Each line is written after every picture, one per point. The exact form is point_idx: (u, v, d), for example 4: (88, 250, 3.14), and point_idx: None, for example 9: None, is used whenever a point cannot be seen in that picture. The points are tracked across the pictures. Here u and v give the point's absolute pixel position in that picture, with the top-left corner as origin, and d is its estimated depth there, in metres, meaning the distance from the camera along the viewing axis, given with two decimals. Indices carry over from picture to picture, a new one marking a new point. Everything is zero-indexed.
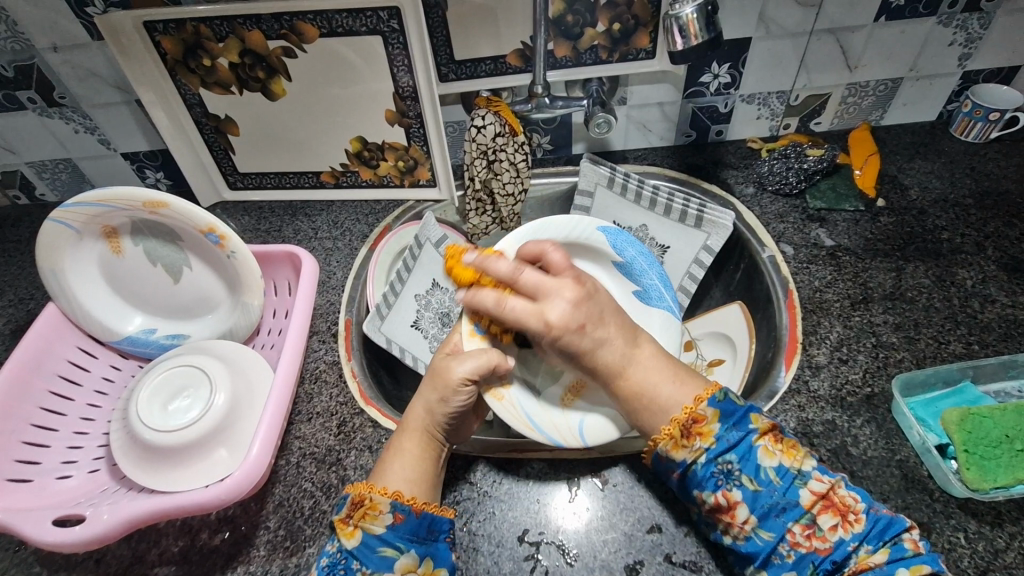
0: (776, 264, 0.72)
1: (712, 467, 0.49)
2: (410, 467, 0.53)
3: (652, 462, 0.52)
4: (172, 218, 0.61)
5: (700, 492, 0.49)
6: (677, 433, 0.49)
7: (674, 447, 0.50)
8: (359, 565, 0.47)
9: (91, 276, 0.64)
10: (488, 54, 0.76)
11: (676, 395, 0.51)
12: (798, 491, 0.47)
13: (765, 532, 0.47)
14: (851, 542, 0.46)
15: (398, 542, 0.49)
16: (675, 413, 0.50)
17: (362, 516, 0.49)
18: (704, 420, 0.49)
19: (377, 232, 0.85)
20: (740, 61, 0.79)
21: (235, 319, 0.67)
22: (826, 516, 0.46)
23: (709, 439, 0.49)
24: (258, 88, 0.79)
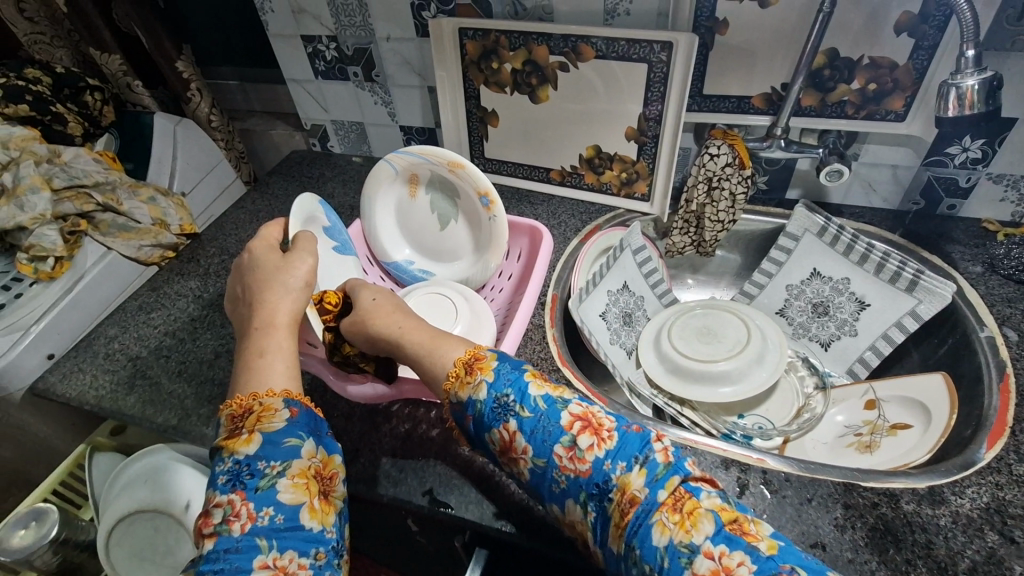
0: (994, 346, 0.71)
1: (492, 402, 0.49)
2: (284, 364, 0.55)
3: (452, 415, 0.53)
4: (460, 180, 0.78)
5: (489, 433, 0.49)
6: (461, 372, 0.52)
7: (460, 387, 0.51)
8: (262, 464, 0.47)
9: (388, 209, 0.85)
10: (735, 93, 0.84)
11: (449, 355, 0.55)
12: (561, 414, 0.47)
13: (539, 459, 0.47)
14: (608, 462, 0.44)
15: (299, 432, 0.49)
16: (461, 356, 0.54)
17: (256, 421, 0.49)
18: (484, 359, 0.52)
19: (588, 229, 0.97)
20: (997, 140, 0.77)
21: (474, 271, 0.82)
22: (585, 437, 0.46)
23: (488, 372, 0.51)
24: (527, 92, 0.95)
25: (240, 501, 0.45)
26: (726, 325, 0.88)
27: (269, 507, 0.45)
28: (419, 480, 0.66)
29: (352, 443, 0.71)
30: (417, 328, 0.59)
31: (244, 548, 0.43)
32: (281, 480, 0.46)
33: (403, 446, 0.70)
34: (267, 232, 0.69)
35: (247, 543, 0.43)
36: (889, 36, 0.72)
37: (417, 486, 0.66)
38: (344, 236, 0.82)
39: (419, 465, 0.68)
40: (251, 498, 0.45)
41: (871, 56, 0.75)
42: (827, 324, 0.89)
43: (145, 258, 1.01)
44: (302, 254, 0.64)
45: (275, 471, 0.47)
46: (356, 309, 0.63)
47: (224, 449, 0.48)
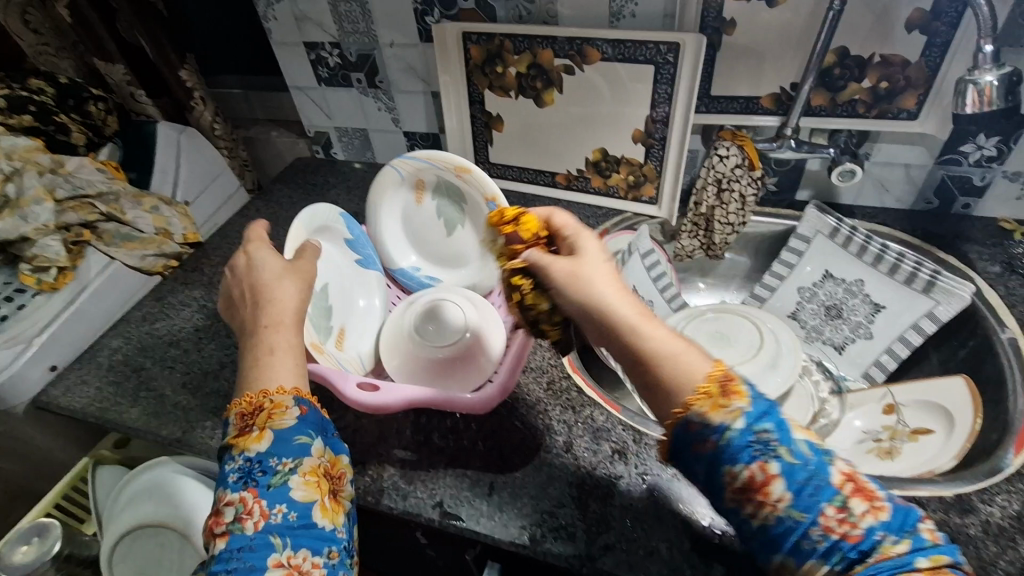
0: (1016, 349, 0.69)
1: (749, 435, 0.41)
2: (296, 363, 0.54)
3: (673, 430, 0.44)
4: (467, 185, 0.76)
5: (732, 466, 0.41)
6: (713, 392, 0.43)
7: (712, 406, 0.43)
8: (274, 461, 0.48)
9: (393, 214, 0.83)
10: (743, 93, 0.83)
11: (694, 365, 0.45)
12: (830, 468, 0.41)
13: (798, 511, 0.39)
14: (877, 530, 0.38)
15: (309, 428, 0.50)
16: (706, 371, 0.45)
17: (267, 417, 0.49)
18: (737, 379, 0.44)
19: (596, 233, 0.96)
20: (1013, 137, 0.76)
21: (482, 277, 0.80)
22: (858, 500, 0.39)
23: (745, 397, 0.43)
24: (531, 95, 0.94)
25: (252, 499, 0.46)
26: (742, 329, 0.86)
27: (281, 504, 0.46)
28: (428, 493, 0.65)
29: (359, 455, 0.69)
30: (667, 335, 0.47)
31: (258, 546, 0.45)
32: (294, 477, 0.48)
33: (412, 457, 0.68)
34: (258, 229, 0.63)
35: (264, 541, 0.45)
36: (901, 34, 0.71)
37: (427, 499, 0.64)
38: (366, 247, 0.81)
39: (429, 478, 0.66)
40: (264, 495, 0.47)
41: (883, 55, 0.73)
42: (840, 327, 0.87)
43: (151, 267, 1.01)
44: (308, 261, 0.62)
45: (288, 467, 0.48)
46: (561, 272, 0.53)
47: (235, 446, 0.49)
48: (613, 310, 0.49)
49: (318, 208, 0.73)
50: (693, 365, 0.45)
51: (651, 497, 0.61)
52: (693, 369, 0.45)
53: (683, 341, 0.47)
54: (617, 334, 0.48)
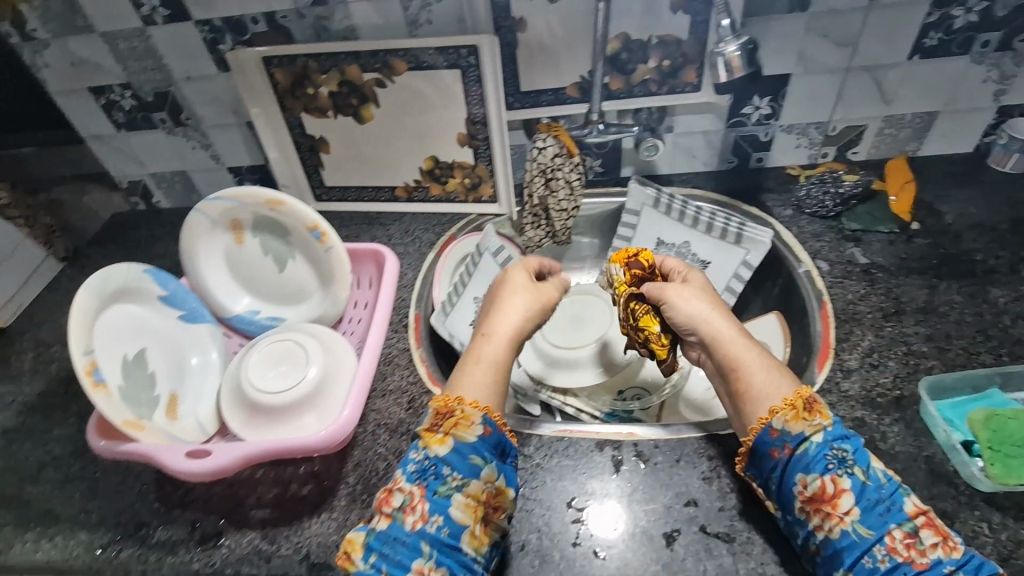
0: (811, 278, 0.78)
1: (827, 450, 0.52)
2: (486, 382, 0.59)
3: (759, 437, 0.55)
4: (285, 217, 0.72)
5: (806, 474, 0.52)
6: (798, 405, 0.54)
7: (794, 417, 0.54)
8: (450, 471, 0.53)
9: (215, 260, 0.76)
10: (550, 86, 0.87)
11: (768, 386, 0.57)
12: (903, 499, 0.50)
13: (864, 528, 0.49)
14: (855, 530, 0.49)
15: (484, 452, 0.54)
16: (776, 401, 0.55)
17: (455, 425, 0.54)
18: (821, 403, 0.55)
19: (444, 239, 0.95)
20: (780, 95, 0.87)
21: (324, 307, 0.77)
22: (927, 532, 0.48)
23: (828, 421, 0.53)
24: (350, 113, 0.92)
25: (419, 497, 0.52)
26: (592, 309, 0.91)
27: (439, 515, 0.51)
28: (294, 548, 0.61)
29: (213, 527, 0.63)
30: (766, 363, 0.59)
31: (410, 545, 0.50)
32: (458, 495, 0.52)
33: (272, 514, 0.63)
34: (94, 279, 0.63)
35: (404, 530, 0.50)
36: (668, 16, 0.78)
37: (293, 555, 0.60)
38: (189, 300, 0.73)
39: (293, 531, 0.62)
40: (429, 499, 0.52)
41: (659, 36, 0.80)
42: None
43: None
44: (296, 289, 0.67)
45: (455, 482, 0.52)
46: (682, 299, 0.65)
47: (421, 439, 0.55)
48: (716, 330, 0.62)
49: (111, 270, 0.65)
50: (769, 389, 0.57)
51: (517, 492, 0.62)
52: (764, 390, 0.57)
53: (771, 364, 0.59)
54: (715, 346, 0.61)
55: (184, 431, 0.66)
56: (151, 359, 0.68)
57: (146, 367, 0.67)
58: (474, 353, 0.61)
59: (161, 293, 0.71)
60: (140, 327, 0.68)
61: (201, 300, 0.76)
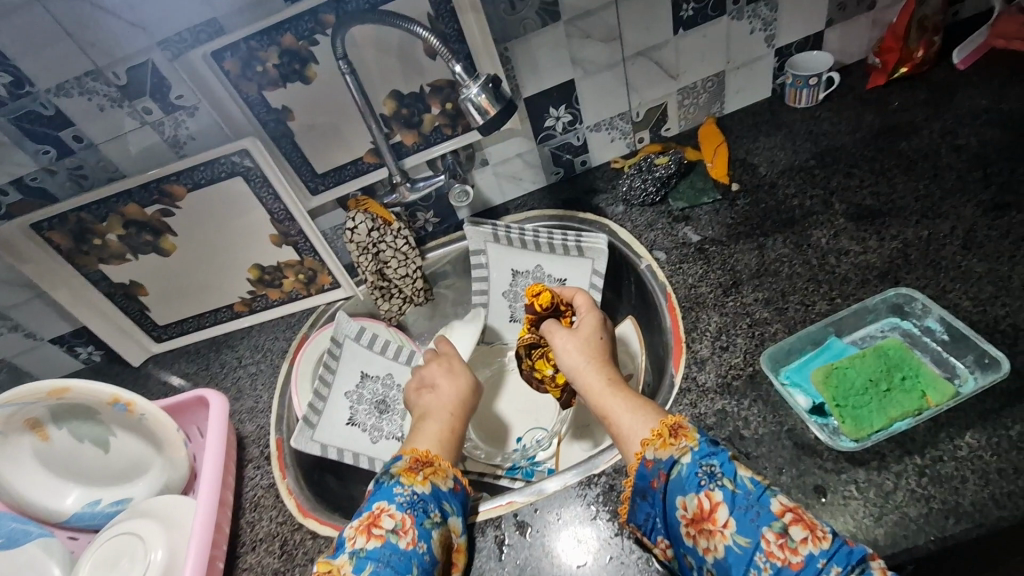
0: (654, 272, 0.77)
1: (696, 467, 0.49)
2: (437, 438, 0.64)
3: (637, 470, 0.52)
4: (83, 399, 0.65)
5: (683, 496, 0.49)
6: (665, 433, 0.52)
7: (662, 445, 0.51)
8: (431, 509, 0.55)
9: (26, 467, 0.68)
10: (345, 160, 0.83)
11: (633, 427, 0.55)
12: (770, 499, 0.46)
13: (741, 538, 0.45)
14: (736, 544, 0.45)
15: (455, 504, 0.58)
16: (634, 445, 0.54)
17: (431, 473, 0.58)
18: (688, 425, 0.52)
19: (295, 344, 0.89)
20: (573, 100, 0.86)
21: (166, 474, 0.69)
22: (796, 528, 0.44)
23: (694, 439, 0.50)
24: (151, 250, 0.85)
25: (408, 521, 0.52)
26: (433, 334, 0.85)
27: (422, 541, 0.52)
28: None
29: None
30: (635, 407, 0.56)
31: (395, 562, 0.49)
32: (434, 531, 0.53)
33: None
34: None
35: (396, 549, 0.50)
36: (428, 63, 0.76)
37: None
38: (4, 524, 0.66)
39: None
40: (417, 526, 0.52)
41: (429, 84, 0.78)
42: None
43: None
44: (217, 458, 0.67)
45: (436, 520, 0.54)
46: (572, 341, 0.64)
47: (400, 475, 0.56)
48: (586, 380, 0.61)
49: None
50: (634, 429, 0.54)
51: None
52: (627, 432, 0.55)
53: (645, 411, 0.56)
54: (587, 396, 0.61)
55: None
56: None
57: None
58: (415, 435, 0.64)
59: None
60: None
61: (22, 516, 0.67)
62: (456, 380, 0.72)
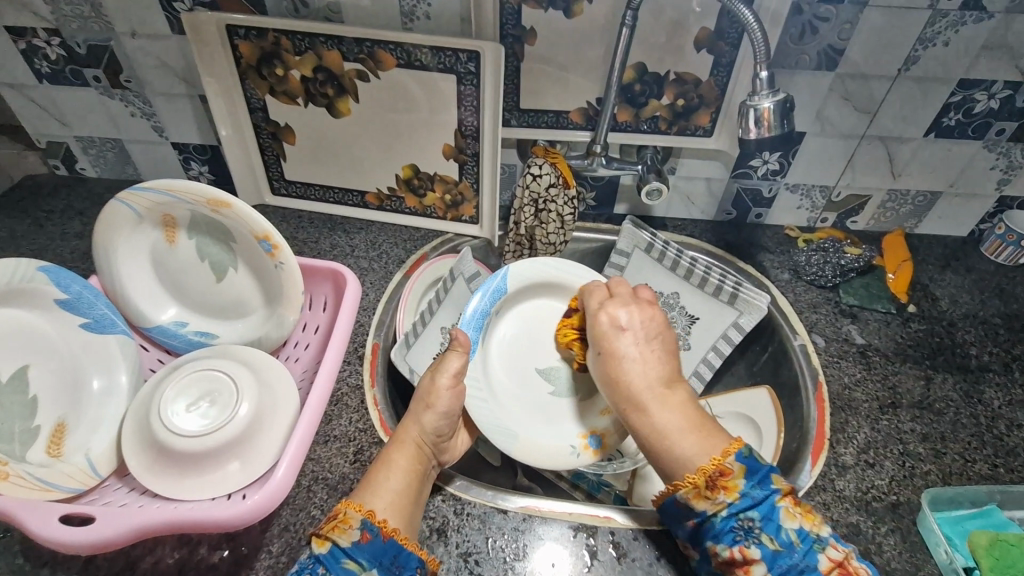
0: (807, 354, 0.73)
1: (733, 521, 0.48)
2: (396, 486, 0.52)
3: (664, 504, 0.52)
4: (231, 221, 0.61)
5: (715, 544, 0.49)
6: (701, 483, 0.49)
7: (696, 497, 0.49)
8: (324, 571, 0.45)
9: (140, 261, 0.64)
10: (553, 107, 0.78)
11: (692, 454, 0.50)
12: (816, 556, 0.46)
13: None
14: None
15: (362, 559, 0.46)
16: (702, 464, 0.50)
17: (332, 528, 0.47)
18: (731, 474, 0.49)
19: (413, 259, 0.85)
20: (791, 152, 0.82)
21: (267, 329, 0.66)
22: None
23: (734, 494, 0.48)
24: (324, 104, 0.80)
25: None
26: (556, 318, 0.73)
27: None
28: None
29: None
30: (683, 414, 0.53)
31: None
32: None
33: None
34: None
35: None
36: (691, 53, 0.71)
37: None
38: (97, 305, 0.59)
39: None
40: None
41: (677, 72, 0.73)
42: (661, 340, 0.84)
43: None
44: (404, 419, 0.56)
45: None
46: (627, 348, 0.57)
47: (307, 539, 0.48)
48: (629, 380, 0.55)
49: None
50: (694, 453, 0.50)
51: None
52: (689, 457, 0.50)
53: (694, 419, 0.53)
54: (637, 416, 0.54)
55: (65, 476, 0.53)
56: (34, 379, 0.55)
57: (27, 391, 0.54)
58: (382, 459, 0.54)
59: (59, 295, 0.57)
60: (22, 336, 0.55)
61: (115, 307, 0.63)
62: (420, 415, 0.56)
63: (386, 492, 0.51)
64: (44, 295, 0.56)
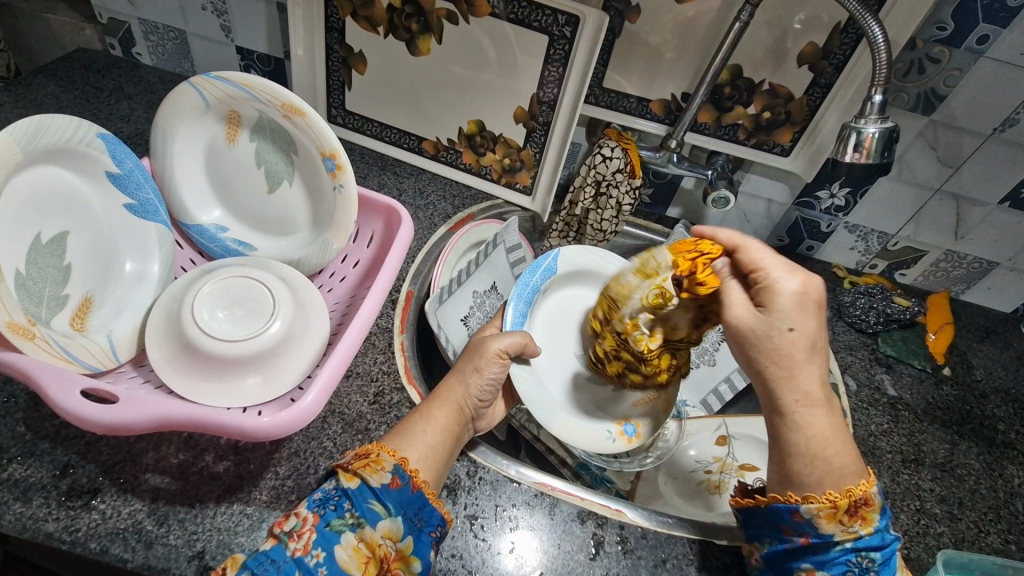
0: (837, 394, 0.72)
1: (851, 556, 0.46)
2: (432, 440, 0.50)
3: (779, 502, 0.48)
4: (300, 131, 0.58)
5: (818, 568, 0.47)
6: (841, 506, 0.46)
7: (828, 517, 0.46)
8: (349, 507, 0.44)
9: (194, 154, 0.62)
10: (635, 92, 0.76)
11: (842, 467, 0.47)
12: None
13: None
14: None
15: (390, 503, 0.45)
16: (850, 485, 0.46)
17: (363, 466, 0.46)
18: (872, 508, 0.46)
19: (459, 217, 0.84)
20: (860, 191, 0.79)
21: (309, 251, 0.64)
22: None
23: (868, 528, 0.46)
24: (404, 38, 0.77)
25: (310, 524, 0.43)
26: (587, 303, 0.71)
27: (321, 549, 0.42)
28: (185, 539, 0.48)
29: (89, 480, 0.49)
30: (835, 413, 0.48)
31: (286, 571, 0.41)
32: (348, 535, 0.43)
33: (172, 486, 0.50)
34: (31, 122, 0.46)
35: (282, 554, 0.41)
36: (792, 66, 0.69)
37: (182, 549, 0.47)
38: (143, 188, 0.57)
39: (190, 517, 0.49)
40: (318, 530, 0.43)
41: (771, 83, 0.71)
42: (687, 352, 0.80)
43: None
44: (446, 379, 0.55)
45: (351, 520, 0.44)
46: (789, 306, 0.47)
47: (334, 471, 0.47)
48: (799, 370, 0.47)
49: (54, 121, 0.49)
50: (842, 465, 0.47)
51: (476, 545, 0.52)
52: (844, 471, 0.47)
53: (842, 426, 0.48)
54: (793, 414, 0.48)
55: (87, 350, 0.50)
56: (69, 246, 0.52)
57: (63, 257, 0.51)
58: (421, 412, 0.52)
59: (110, 169, 0.55)
60: (68, 200, 0.52)
61: (161, 193, 0.61)
62: (468, 376, 0.55)
63: (425, 447, 0.49)
64: (97, 164, 0.54)
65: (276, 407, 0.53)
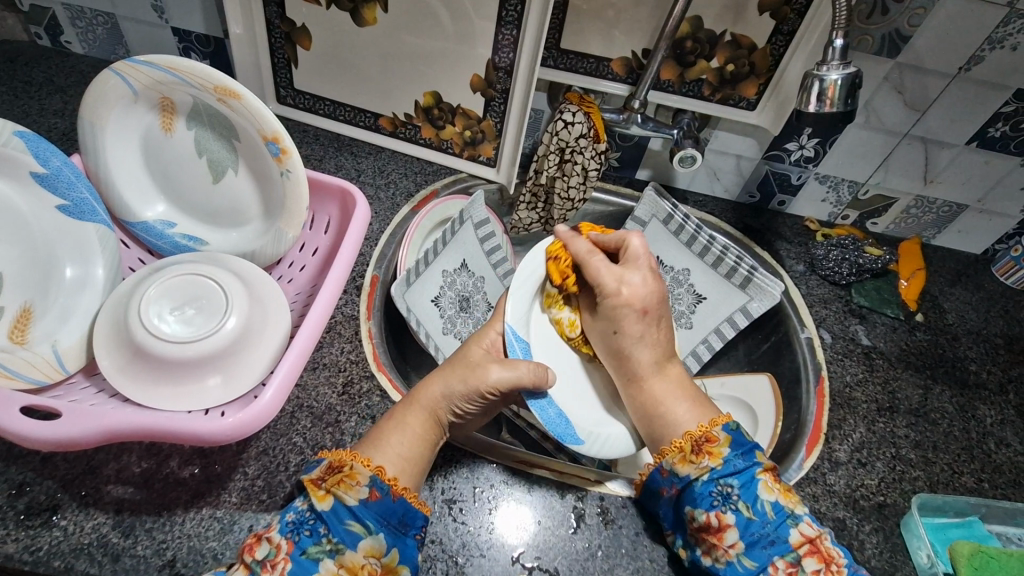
0: (812, 348, 0.73)
1: (712, 486, 0.48)
2: (405, 448, 0.49)
3: (648, 471, 0.52)
4: (238, 115, 0.55)
5: (692, 509, 0.48)
6: (687, 446, 0.49)
7: (680, 460, 0.49)
8: (325, 532, 0.43)
9: (130, 146, 0.58)
10: (594, 53, 0.73)
11: (689, 416, 0.52)
12: (789, 530, 0.46)
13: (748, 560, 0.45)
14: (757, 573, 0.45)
15: (369, 521, 0.44)
16: (689, 428, 0.51)
17: (337, 482, 0.45)
18: (716, 441, 0.49)
19: (422, 195, 0.81)
20: (829, 141, 0.78)
21: (262, 242, 0.61)
22: (810, 560, 0.44)
23: (716, 459, 0.48)
24: (348, 8, 0.73)
25: (282, 553, 0.41)
26: None
27: None
28: (154, 548, 0.46)
29: (47, 497, 0.48)
30: (677, 385, 0.54)
31: None
32: (327, 562, 0.42)
33: (136, 495, 0.49)
34: None
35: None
36: (753, 15, 0.66)
37: (151, 558, 0.46)
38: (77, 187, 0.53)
39: (158, 526, 0.47)
40: (293, 558, 0.41)
41: (733, 34, 0.69)
42: None
43: None
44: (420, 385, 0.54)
45: (329, 546, 0.42)
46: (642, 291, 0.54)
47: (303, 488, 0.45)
48: (632, 354, 0.55)
49: None
50: (686, 417, 0.52)
51: (456, 531, 0.51)
52: (684, 421, 0.51)
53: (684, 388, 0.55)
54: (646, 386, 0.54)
55: (28, 364, 0.49)
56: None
57: None
58: (391, 421, 0.51)
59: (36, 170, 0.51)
60: None
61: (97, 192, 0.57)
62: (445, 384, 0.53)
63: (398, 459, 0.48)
64: (16, 165, 0.50)
65: (239, 406, 0.51)
